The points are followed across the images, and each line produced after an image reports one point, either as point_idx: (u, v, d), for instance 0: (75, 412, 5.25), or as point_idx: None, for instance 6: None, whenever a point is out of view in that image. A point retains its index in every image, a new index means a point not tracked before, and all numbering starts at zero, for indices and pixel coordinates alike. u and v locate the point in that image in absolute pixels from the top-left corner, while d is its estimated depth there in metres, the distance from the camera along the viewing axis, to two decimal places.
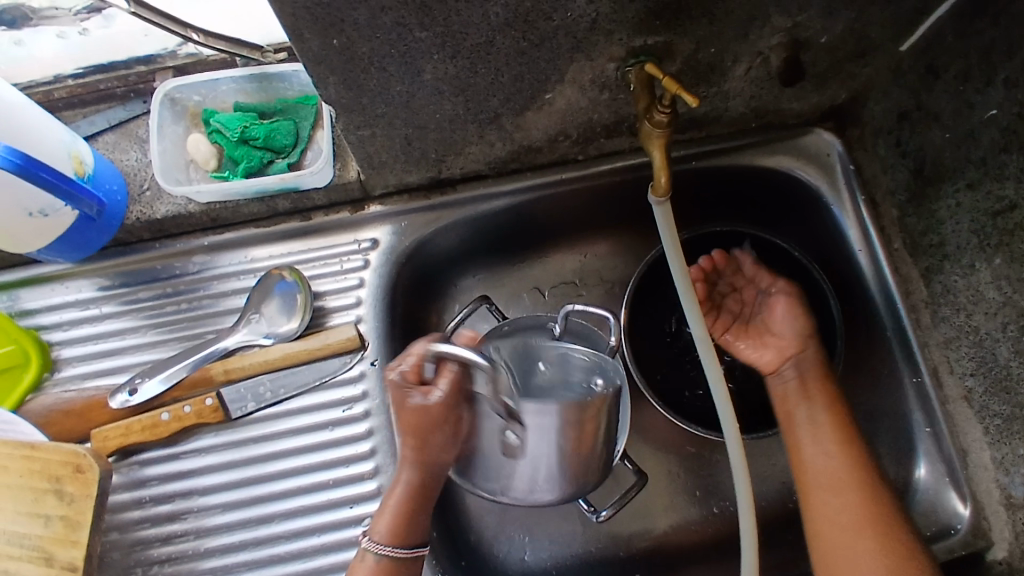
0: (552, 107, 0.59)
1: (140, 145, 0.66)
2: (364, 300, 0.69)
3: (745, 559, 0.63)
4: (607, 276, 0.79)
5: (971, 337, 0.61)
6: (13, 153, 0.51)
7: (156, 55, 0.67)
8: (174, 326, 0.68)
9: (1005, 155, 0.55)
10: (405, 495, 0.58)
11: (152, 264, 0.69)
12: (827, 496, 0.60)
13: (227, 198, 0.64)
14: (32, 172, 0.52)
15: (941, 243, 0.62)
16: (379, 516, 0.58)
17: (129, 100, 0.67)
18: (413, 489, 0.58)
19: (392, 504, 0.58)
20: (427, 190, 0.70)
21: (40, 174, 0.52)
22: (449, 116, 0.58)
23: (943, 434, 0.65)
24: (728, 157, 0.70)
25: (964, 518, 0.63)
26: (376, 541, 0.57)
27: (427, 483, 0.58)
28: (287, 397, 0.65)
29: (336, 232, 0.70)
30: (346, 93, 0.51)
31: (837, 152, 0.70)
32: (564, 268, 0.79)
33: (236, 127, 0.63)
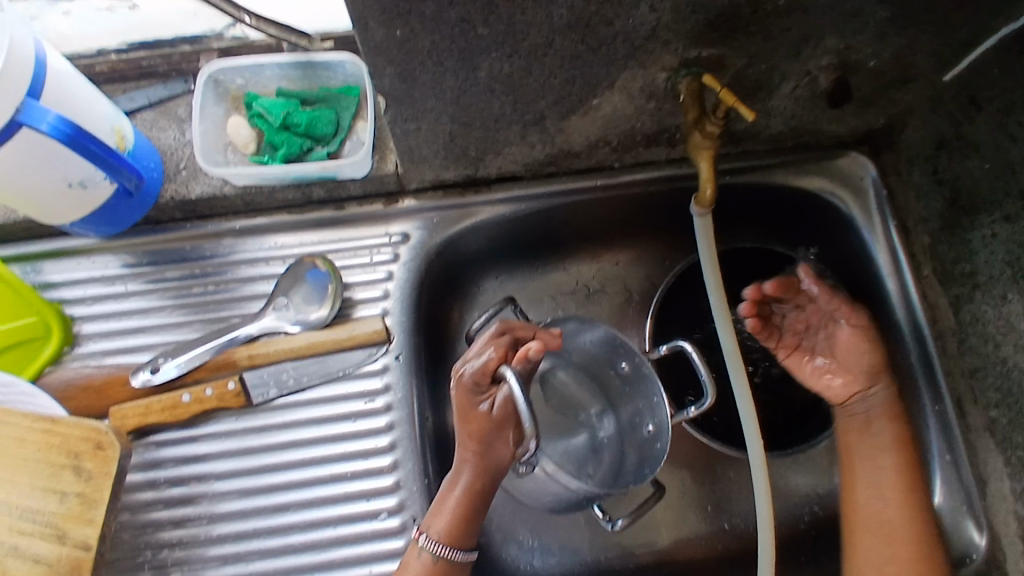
0: (598, 112, 0.59)
1: (178, 124, 0.66)
2: (391, 293, 0.68)
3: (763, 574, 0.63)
4: (631, 286, 0.79)
5: (999, 367, 0.61)
6: (64, 123, 0.51)
7: (203, 36, 0.67)
8: (199, 308, 0.67)
9: None
10: (463, 495, 0.58)
11: (181, 244, 0.68)
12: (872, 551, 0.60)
13: (263, 182, 0.64)
14: (80, 142, 0.53)
15: (973, 272, 0.63)
16: (432, 518, 0.58)
17: (170, 79, 0.67)
18: (466, 479, 0.58)
19: (449, 504, 0.58)
20: (461, 188, 0.70)
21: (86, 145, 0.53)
22: (496, 115, 0.58)
23: (963, 463, 0.65)
24: (763, 174, 0.70)
25: (980, 548, 0.63)
26: (432, 538, 0.57)
27: (485, 483, 0.58)
28: (309, 385, 0.65)
29: (366, 224, 0.70)
30: (401, 85, 0.51)
31: (870, 177, 0.71)
32: (589, 276, 0.79)
33: (279, 112, 0.63)
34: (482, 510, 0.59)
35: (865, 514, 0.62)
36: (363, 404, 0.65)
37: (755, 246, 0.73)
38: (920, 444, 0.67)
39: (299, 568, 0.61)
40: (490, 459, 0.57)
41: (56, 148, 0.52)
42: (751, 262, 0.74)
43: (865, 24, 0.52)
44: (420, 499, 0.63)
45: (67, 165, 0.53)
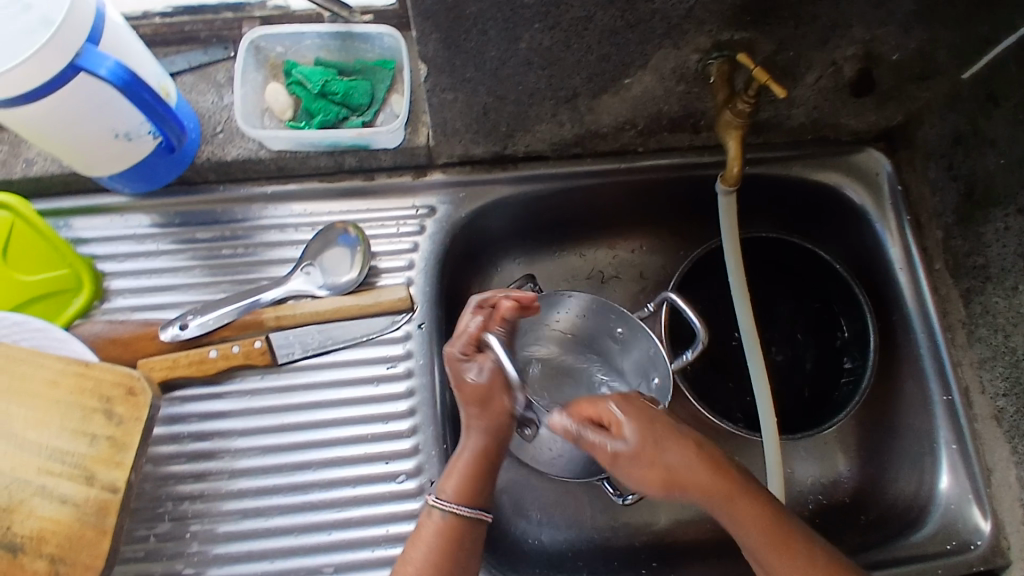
0: (628, 93, 0.61)
1: (216, 89, 0.67)
2: (415, 264, 0.70)
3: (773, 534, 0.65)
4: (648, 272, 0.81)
5: (1008, 358, 0.64)
6: (121, 69, 0.52)
7: (245, 4, 0.67)
8: (227, 269, 0.69)
9: None
10: (473, 459, 0.57)
11: (213, 206, 0.70)
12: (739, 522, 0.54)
13: (299, 148, 0.66)
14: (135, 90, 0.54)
15: (985, 265, 0.65)
16: (443, 482, 0.57)
17: (210, 45, 0.68)
18: (477, 446, 0.58)
19: (460, 467, 0.57)
20: (488, 165, 0.72)
21: (140, 94, 0.54)
22: (531, 90, 0.59)
23: (969, 451, 0.66)
24: (781, 166, 0.72)
25: (984, 534, 0.64)
26: (445, 498, 0.56)
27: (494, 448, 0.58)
28: (333, 348, 0.66)
29: (393, 196, 0.71)
30: (444, 52, 0.53)
31: (886, 172, 0.72)
32: (605, 261, 0.81)
33: (319, 80, 0.65)
34: (492, 473, 0.58)
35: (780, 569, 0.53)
36: (385, 370, 0.67)
37: (771, 236, 0.73)
38: (927, 434, 0.68)
39: (319, 525, 0.62)
40: (495, 428, 0.58)
41: (110, 92, 0.53)
42: (766, 253, 0.75)
43: (891, 15, 0.55)
44: (438, 463, 0.65)
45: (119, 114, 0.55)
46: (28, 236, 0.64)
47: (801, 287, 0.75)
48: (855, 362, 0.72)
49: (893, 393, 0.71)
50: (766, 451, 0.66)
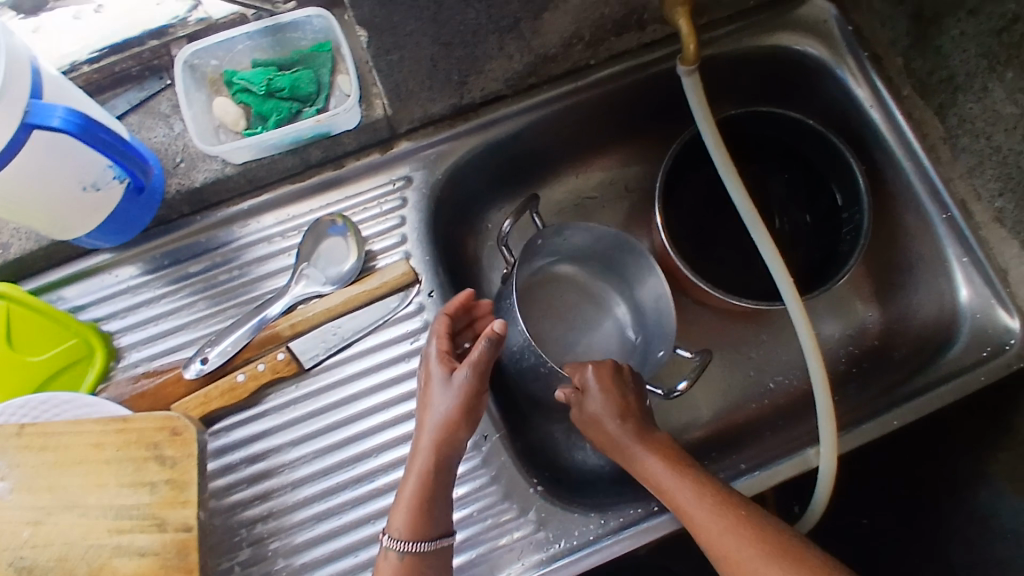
0: (568, 4, 0.60)
1: (164, 121, 0.66)
2: (408, 237, 0.70)
3: (799, 323, 0.65)
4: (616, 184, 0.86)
5: (996, 157, 0.63)
6: (74, 116, 0.51)
7: (168, 26, 0.65)
8: (226, 294, 0.69)
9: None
10: None
11: (194, 238, 0.69)
12: (718, 527, 0.56)
13: (262, 154, 0.64)
14: (92, 132, 0.53)
15: (951, 76, 0.64)
16: None
17: (145, 79, 0.66)
18: None
19: None
20: (451, 120, 0.71)
21: (99, 134, 0.53)
22: (473, 27, 0.58)
23: (980, 260, 0.68)
24: (732, 41, 0.72)
25: (1016, 332, 0.66)
26: None
27: None
28: (354, 339, 0.67)
29: (372, 175, 0.71)
30: (379, 11, 0.52)
31: (832, 17, 0.72)
32: (582, 187, 0.85)
33: (262, 80, 0.63)
34: None
35: (716, 534, 0.56)
36: (413, 351, 0.68)
37: (744, 111, 0.74)
38: (935, 253, 0.70)
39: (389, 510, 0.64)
40: None
41: (70, 141, 0.52)
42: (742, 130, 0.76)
43: None
44: (487, 416, 0.68)
45: (97, 192, 0.57)
46: (23, 316, 0.63)
47: (767, 158, 0.78)
48: (850, 196, 0.74)
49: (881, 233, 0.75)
50: (793, 312, 0.65)
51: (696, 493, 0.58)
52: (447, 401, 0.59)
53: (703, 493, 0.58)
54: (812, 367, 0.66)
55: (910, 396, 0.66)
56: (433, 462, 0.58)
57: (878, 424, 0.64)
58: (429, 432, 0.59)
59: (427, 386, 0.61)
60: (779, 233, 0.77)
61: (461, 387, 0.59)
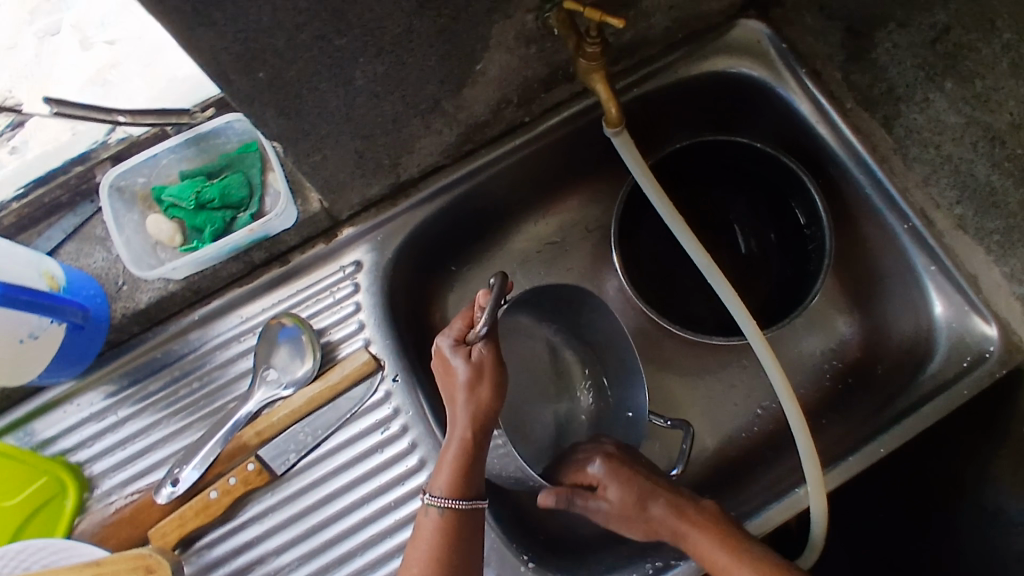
0: (486, 77, 0.59)
1: (102, 244, 0.65)
2: (366, 322, 0.68)
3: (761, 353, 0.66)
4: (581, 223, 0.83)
5: (948, 166, 0.61)
6: None
7: (89, 151, 0.67)
8: (191, 408, 0.67)
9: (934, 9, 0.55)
10: None
11: (151, 355, 0.68)
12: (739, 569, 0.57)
13: (205, 267, 0.63)
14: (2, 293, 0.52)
15: (890, 88, 0.62)
16: None
17: (77, 205, 0.65)
18: None
19: None
20: (393, 197, 0.69)
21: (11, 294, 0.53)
22: (392, 116, 0.57)
23: (948, 267, 0.66)
24: (666, 74, 0.70)
25: (993, 338, 0.64)
26: None
27: None
28: (325, 436, 0.66)
29: (320, 265, 0.69)
30: (287, 124, 0.51)
31: (767, 36, 0.70)
32: (544, 232, 0.82)
33: (190, 194, 0.62)
34: None
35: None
36: (385, 440, 0.66)
37: (687, 144, 0.72)
38: (904, 264, 0.69)
39: None
40: None
41: None
42: (691, 161, 0.74)
43: None
44: None
45: (35, 340, 0.57)
46: None
47: (722, 184, 0.76)
48: (809, 213, 0.71)
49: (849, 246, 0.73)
50: (756, 347, 0.66)
51: (714, 540, 0.58)
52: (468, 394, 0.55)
53: (721, 537, 0.58)
54: (787, 409, 0.66)
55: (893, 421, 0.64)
56: (474, 426, 0.55)
57: (863, 454, 0.63)
58: (463, 406, 0.55)
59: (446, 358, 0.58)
60: (744, 260, 0.76)
61: (480, 365, 0.56)
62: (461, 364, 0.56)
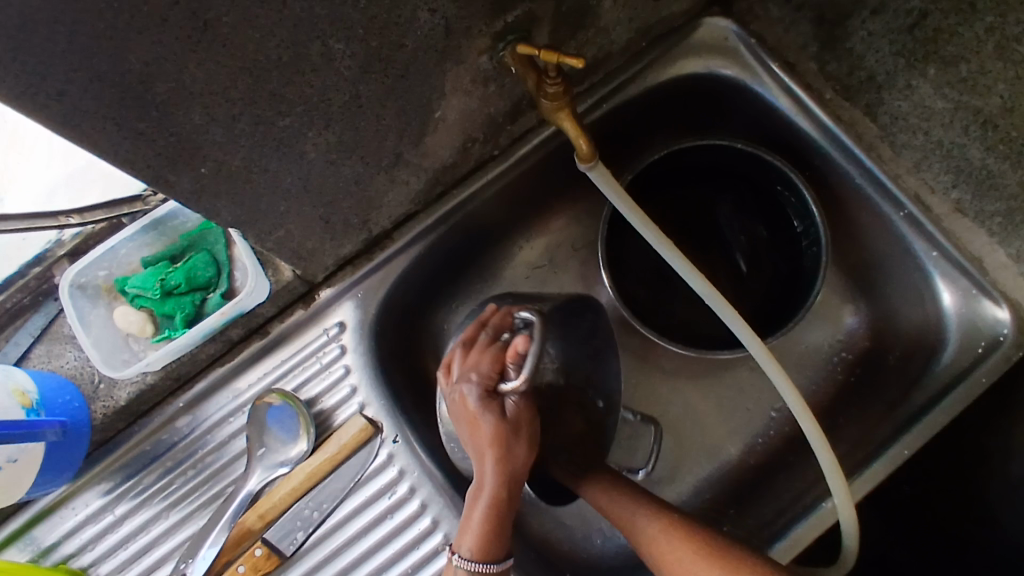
0: (447, 122, 0.55)
1: (72, 342, 0.62)
2: (358, 384, 0.66)
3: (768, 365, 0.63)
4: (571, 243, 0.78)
5: (939, 151, 0.59)
6: None
7: (44, 251, 0.64)
8: (190, 498, 0.64)
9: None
10: None
11: (141, 447, 0.65)
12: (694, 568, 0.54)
13: (182, 355, 0.61)
14: None
15: (871, 76, 0.59)
16: None
17: (41, 304, 0.62)
18: None
19: None
20: (367, 252, 0.66)
21: None
22: (353, 179, 0.54)
23: (951, 253, 0.63)
24: (636, 85, 0.67)
25: (1006, 321, 0.62)
26: None
27: None
28: (332, 509, 0.63)
29: (302, 331, 0.66)
30: (241, 208, 0.48)
31: (734, 32, 0.66)
32: (528, 256, 0.77)
33: (154, 283, 0.59)
34: None
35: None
36: (395, 504, 0.64)
37: (664, 153, 0.68)
38: (904, 252, 0.66)
39: None
40: None
41: None
42: (671, 170, 0.71)
43: None
44: None
45: (13, 463, 0.55)
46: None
47: (705, 189, 0.73)
48: (800, 208, 0.68)
49: (845, 235, 0.71)
50: (759, 358, 0.63)
51: (675, 538, 0.56)
52: (512, 450, 0.54)
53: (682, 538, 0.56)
54: (804, 424, 0.63)
55: (913, 419, 0.62)
56: (506, 482, 0.53)
57: (888, 458, 0.62)
58: (496, 462, 0.53)
59: (468, 412, 0.55)
60: (739, 264, 0.73)
61: (512, 418, 0.54)
62: (490, 420, 0.54)
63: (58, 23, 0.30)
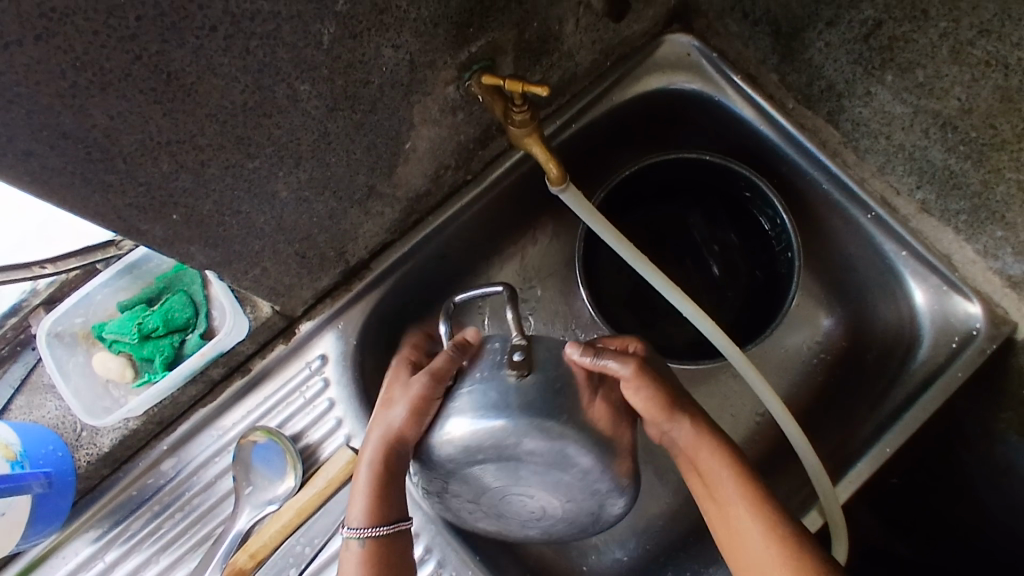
0: (418, 152, 0.56)
1: (52, 391, 0.61)
2: (343, 417, 0.65)
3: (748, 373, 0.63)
4: (549, 260, 0.78)
5: (902, 154, 0.60)
6: None
7: (21, 302, 0.64)
8: (180, 540, 0.63)
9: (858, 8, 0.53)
10: None
11: (127, 492, 0.64)
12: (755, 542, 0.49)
13: (164, 397, 0.60)
14: None
15: (830, 84, 0.61)
16: None
17: (18, 355, 0.62)
18: None
19: None
20: (346, 283, 0.66)
21: None
22: (327, 214, 0.54)
23: (921, 251, 0.65)
24: (602, 103, 0.68)
25: (978, 315, 0.63)
26: None
27: None
28: (323, 543, 0.62)
29: (284, 367, 0.66)
30: (216, 251, 0.48)
31: (695, 48, 0.68)
32: (507, 277, 0.77)
33: (131, 327, 0.59)
34: None
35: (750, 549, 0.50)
36: None
37: (634, 168, 0.69)
38: (876, 253, 0.67)
39: None
40: None
41: None
42: (641, 185, 0.72)
43: None
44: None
45: (2, 516, 0.55)
46: None
47: (675, 201, 0.74)
48: (769, 216, 0.69)
49: (817, 238, 0.72)
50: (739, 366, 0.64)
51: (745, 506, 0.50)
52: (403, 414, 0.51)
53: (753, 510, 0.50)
54: (786, 428, 0.63)
55: (895, 417, 0.63)
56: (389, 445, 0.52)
57: (872, 457, 0.62)
58: (376, 428, 0.52)
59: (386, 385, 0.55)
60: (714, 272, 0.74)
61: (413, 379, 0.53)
62: (393, 388, 0.54)
63: (20, 85, 0.30)
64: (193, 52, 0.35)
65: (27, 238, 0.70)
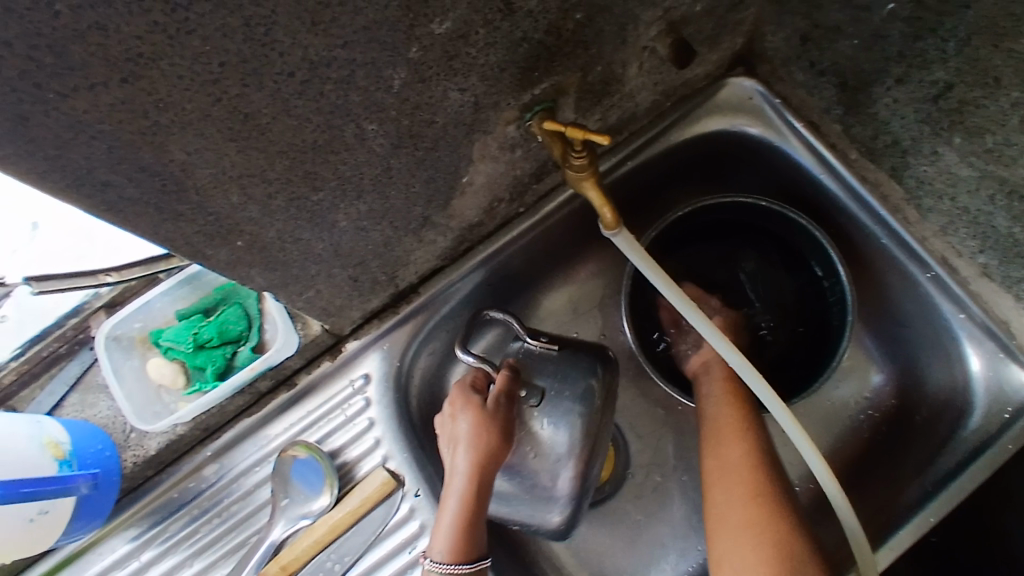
0: (474, 186, 0.57)
1: (106, 391, 0.64)
2: (381, 437, 0.66)
3: (793, 430, 0.61)
4: (595, 292, 0.78)
5: (966, 218, 0.58)
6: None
7: (83, 302, 0.67)
8: (214, 546, 0.65)
9: (928, 70, 0.51)
10: None
11: (169, 494, 0.66)
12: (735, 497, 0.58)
13: (211, 405, 0.62)
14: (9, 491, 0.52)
15: (895, 140, 0.59)
16: None
17: (78, 353, 0.65)
18: None
19: None
20: (394, 305, 0.67)
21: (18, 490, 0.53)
22: (382, 242, 0.55)
23: (979, 315, 0.63)
24: (659, 144, 0.68)
25: None
26: None
27: None
28: (354, 561, 0.63)
29: (328, 383, 0.68)
30: (274, 274, 0.50)
31: (758, 93, 0.68)
32: (552, 306, 0.78)
33: (187, 336, 0.61)
34: None
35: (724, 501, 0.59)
36: (388, 541, 0.64)
37: (688, 209, 0.69)
38: (931, 313, 0.65)
39: None
40: None
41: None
42: (693, 226, 0.71)
43: None
44: None
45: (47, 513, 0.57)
46: None
47: (727, 244, 0.74)
48: (823, 266, 0.68)
49: (871, 292, 0.70)
50: (784, 422, 0.62)
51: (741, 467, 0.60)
52: (486, 441, 0.57)
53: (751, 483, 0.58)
54: (828, 489, 0.61)
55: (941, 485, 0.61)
56: (473, 479, 0.56)
57: (914, 525, 0.61)
58: (458, 461, 0.57)
59: (452, 416, 0.59)
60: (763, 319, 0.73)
61: (487, 415, 0.58)
62: (468, 416, 0.58)
63: (103, 124, 0.32)
64: (268, 95, 0.36)
65: (96, 247, 0.73)
